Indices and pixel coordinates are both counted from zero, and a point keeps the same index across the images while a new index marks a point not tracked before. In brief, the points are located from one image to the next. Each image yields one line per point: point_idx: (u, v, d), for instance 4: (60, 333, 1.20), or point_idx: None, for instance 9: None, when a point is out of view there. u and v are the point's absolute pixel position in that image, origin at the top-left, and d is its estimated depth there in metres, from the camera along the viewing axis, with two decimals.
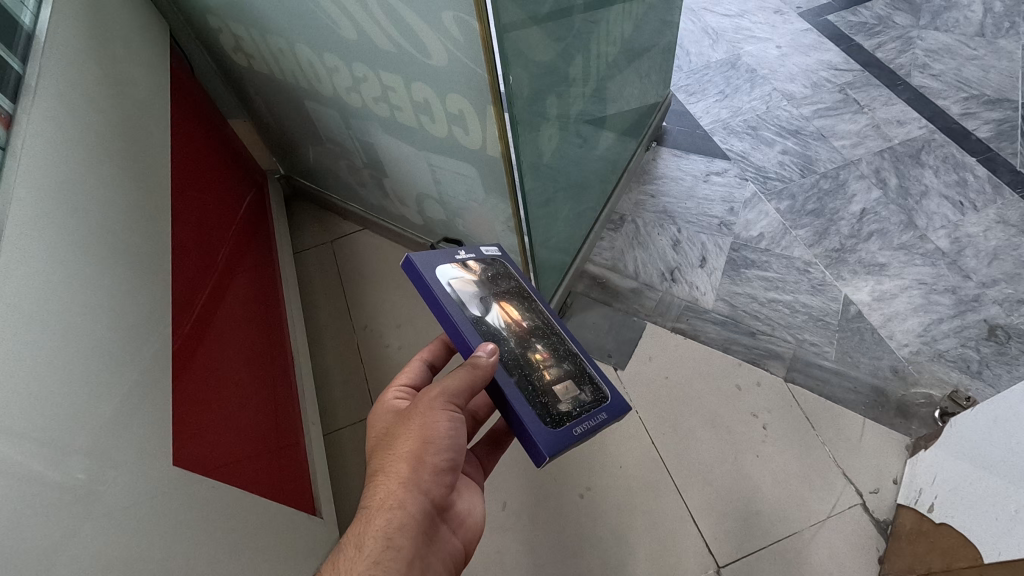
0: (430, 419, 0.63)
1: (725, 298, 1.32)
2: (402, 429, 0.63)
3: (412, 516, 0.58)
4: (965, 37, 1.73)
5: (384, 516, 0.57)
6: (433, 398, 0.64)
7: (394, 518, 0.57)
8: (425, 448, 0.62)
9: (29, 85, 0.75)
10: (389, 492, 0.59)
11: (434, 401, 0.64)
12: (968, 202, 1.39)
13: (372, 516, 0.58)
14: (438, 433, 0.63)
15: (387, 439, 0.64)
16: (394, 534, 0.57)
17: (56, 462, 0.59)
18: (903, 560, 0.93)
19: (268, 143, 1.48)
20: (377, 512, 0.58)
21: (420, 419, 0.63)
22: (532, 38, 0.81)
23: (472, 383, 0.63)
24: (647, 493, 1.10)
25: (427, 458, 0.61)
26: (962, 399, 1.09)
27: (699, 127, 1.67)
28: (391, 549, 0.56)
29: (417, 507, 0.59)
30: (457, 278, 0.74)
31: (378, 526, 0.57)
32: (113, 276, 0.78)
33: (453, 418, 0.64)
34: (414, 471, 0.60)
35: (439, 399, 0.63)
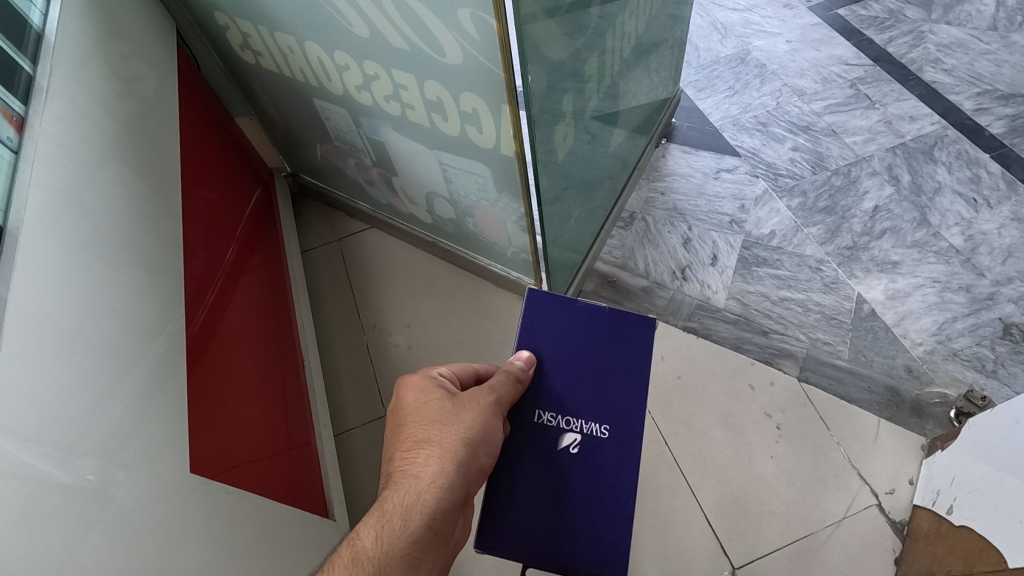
0: (486, 418, 0.64)
1: (736, 297, 1.31)
2: (460, 415, 0.64)
3: (454, 504, 0.60)
4: (977, 31, 1.71)
5: (431, 496, 0.59)
6: (492, 399, 0.66)
7: (439, 502, 0.59)
8: (478, 444, 0.63)
9: (41, 86, 0.73)
10: (440, 474, 0.60)
11: (493, 403, 0.65)
12: (982, 199, 1.38)
13: (421, 492, 0.59)
14: (496, 433, 0.65)
15: (438, 418, 0.64)
16: (436, 517, 0.58)
17: (68, 465, 0.58)
18: (921, 561, 0.93)
19: (275, 140, 1.46)
20: (423, 489, 0.59)
21: (480, 413, 0.64)
22: (547, 34, 0.80)
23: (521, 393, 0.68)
24: (660, 494, 1.09)
25: (479, 454, 0.63)
26: (978, 399, 1.08)
27: (709, 123, 1.66)
28: (432, 528, 0.58)
29: (459, 496, 0.60)
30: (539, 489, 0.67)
31: (425, 503, 0.58)
32: (122, 275, 0.77)
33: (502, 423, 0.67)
34: (465, 461, 0.61)
35: (498, 402, 0.66)
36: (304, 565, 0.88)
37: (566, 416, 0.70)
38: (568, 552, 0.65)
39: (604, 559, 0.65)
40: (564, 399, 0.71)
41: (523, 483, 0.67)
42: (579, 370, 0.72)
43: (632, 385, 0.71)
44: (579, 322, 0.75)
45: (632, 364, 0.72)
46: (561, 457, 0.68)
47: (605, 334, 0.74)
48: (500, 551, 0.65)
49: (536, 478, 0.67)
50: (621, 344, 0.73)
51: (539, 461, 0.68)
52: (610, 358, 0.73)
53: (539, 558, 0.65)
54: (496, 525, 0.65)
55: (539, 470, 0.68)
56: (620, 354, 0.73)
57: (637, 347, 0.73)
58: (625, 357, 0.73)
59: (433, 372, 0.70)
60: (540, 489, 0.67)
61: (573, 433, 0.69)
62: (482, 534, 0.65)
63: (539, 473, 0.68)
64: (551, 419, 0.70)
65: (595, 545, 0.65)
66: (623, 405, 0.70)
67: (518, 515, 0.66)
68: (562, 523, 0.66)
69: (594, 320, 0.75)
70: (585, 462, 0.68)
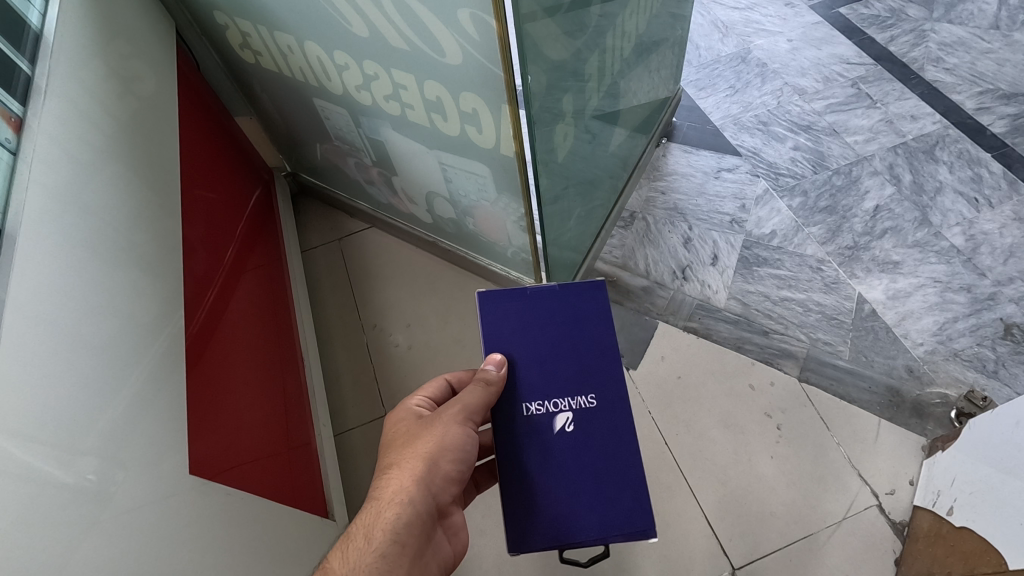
0: (450, 429, 0.65)
1: (737, 297, 1.31)
2: (421, 431, 0.65)
3: (420, 517, 0.60)
4: (979, 30, 1.71)
5: (394, 510, 0.59)
6: (456, 410, 0.66)
7: (404, 516, 0.59)
8: (441, 454, 0.63)
9: (39, 86, 0.73)
10: (400, 489, 0.60)
11: (455, 413, 0.65)
12: (983, 199, 1.38)
13: (381, 509, 0.59)
14: (455, 443, 0.64)
15: (401, 438, 0.65)
16: (402, 531, 0.58)
17: (69, 466, 0.58)
18: (921, 562, 0.93)
19: (275, 139, 1.46)
20: (387, 505, 0.59)
21: (440, 426, 0.65)
22: (547, 33, 0.79)
23: (489, 401, 0.66)
24: (661, 494, 1.09)
25: (442, 465, 0.63)
26: (979, 399, 1.08)
27: (710, 123, 1.66)
28: (396, 543, 0.57)
29: (425, 508, 0.60)
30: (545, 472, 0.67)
31: (386, 520, 0.58)
32: (122, 276, 0.77)
33: (470, 433, 0.66)
34: (428, 473, 0.62)
35: (462, 411, 0.65)
36: (304, 566, 0.88)
37: (552, 398, 0.70)
38: (593, 524, 0.65)
39: (633, 513, 0.66)
40: (546, 386, 0.70)
41: (529, 475, 0.67)
42: (551, 352, 0.72)
43: (603, 349, 0.72)
44: (532, 308, 0.74)
45: (594, 328, 0.73)
46: (559, 439, 0.68)
47: (564, 312, 0.74)
48: (533, 544, 0.65)
49: (538, 462, 0.67)
50: (582, 318, 0.74)
51: (538, 448, 0.68)
52: (573, 331, 0.73)
53: (571, 536, 0.65)
54: (518, 521, 0.66)
55: (541, 457, 0.68)
56: (582, 324, 0.73)
57: (598, 314, 0.74)
58: (586, 323, 0.73)
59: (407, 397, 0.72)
60: (547, 472, 0.67)
61: (563, 411, 0.69)
62: (511, 534, 0.65)
63: (540, 460, 0.68)
64: (539, 407, 0.69)
65: (616, 509, 0.66)
66: (603, 372, 0.71)
67: (536, 500, 0.66)
68: (576, 498, 0.66)
69: (550, 304, 0.74)
70: (583, 435, 0.68)
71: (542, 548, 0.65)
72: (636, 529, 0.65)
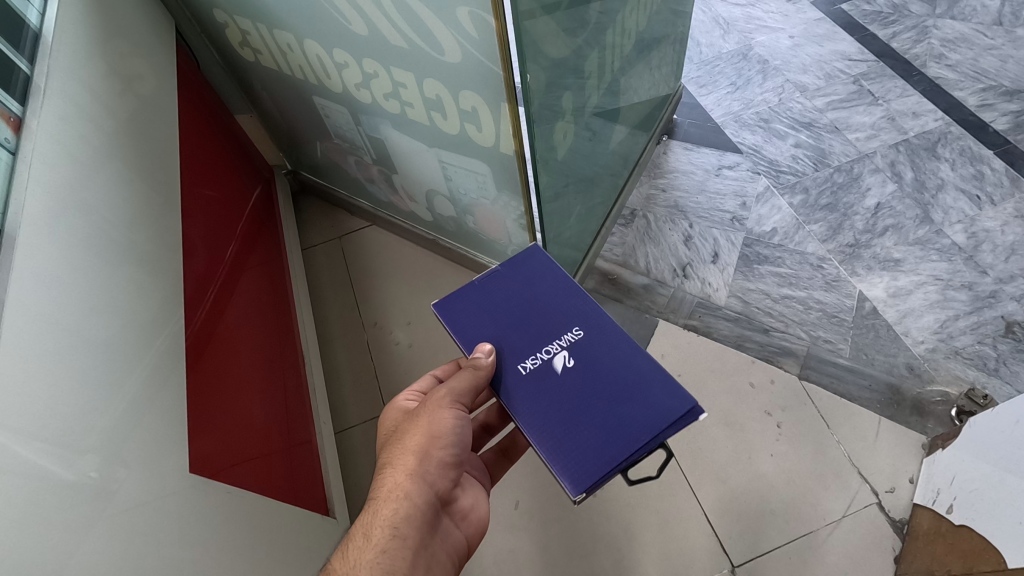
0: (438, 416, 0.64)
1: (737, 295, 1.31)
2: (411, 425, 0.65)
3: (418, 508, 0.59)
4: (982, 26, 1.70)
5: (389, 506, 0.59)
6: (441, 396, 0.66)
7: (400, 509, 0.58)
8: (431, 442, 0.63)
9: (39, 86, 0.73)
10: (396, 484, 0.60)
11: (441, 398, 0.65)
12: (985, 196, 1.37)
13: (379, 506, 0.59)
14: (444, 428, 0.64)
15: (394, 434, 0.66)
16: (399, 525, 0.58)
17: (71, 463, 0.58)
18: (921, 561, 0.93)
19: (276, 138, 1.46)
20: (383, 502, 0.59)
21: (428, 415, 0.64)
22: (546, 31, 0.79)
23: (480, 383, 0.67)
24: (660, 493, 1.09)
25: (433, 453, 0.63)
26: (980, 398, 1.08)
27: (710, 120, 1.65)
28: (397, 537, 0.57)
29: (422, 499, 0.60)
30: (567, 411, 0.66)
31: (384, 516, 0.58)
32: (122, 274, 0.77)
33: (460, 416, 0.66)
34: (421, 464, 0.61)
35: (447, 396, 0.65)
36: (304, 563, 0.88)
37: (540, 350, 0.71)
38: (639, 429, 0.64)
39: (669, 398, 0.65)
40: (532, 344, 0.71)
41: (553, 423, 0.66)
42: (525, 317, 0.73)
43: (562, 293, 0.75)
44: (487, 290, 0.76)
45: (549, 282, 0.76)
46: (566, 376, 0.68)
47: (515, 281, 0.77)
48: (591, 477, 0.61)
49: (554, 405, 0.67)
50: (533, 282, 0.76)
51: (549, 395, 0.67)
52: (533, 292, 0.75)
53: (621, 452, 0.62)
54: (563, 462, 0.63)
55: (557, 397, 0.67)
56: (537, 284, 0.76)
57: (542, 270, 0.77)
58: (540, 281, 0.76)
59: (400, 397, 0.73)
60: (571, 409, 0.66)
61: (557, 350, 0.70)
62: (564, 480, 0.62)
63: (556, 398, 0.67)
64: (534, 361, 0.70)
65: (654, 405, 0.65)
66: (574, 307, 0.74)
67: (571, 438, 0.64)
68: (607, 418, 0.65)
69: (496, 285, 0.76)
70: (586, 362, 0.69)
71: (598, 475, 0.61)
72: (681, 408, 0.64)
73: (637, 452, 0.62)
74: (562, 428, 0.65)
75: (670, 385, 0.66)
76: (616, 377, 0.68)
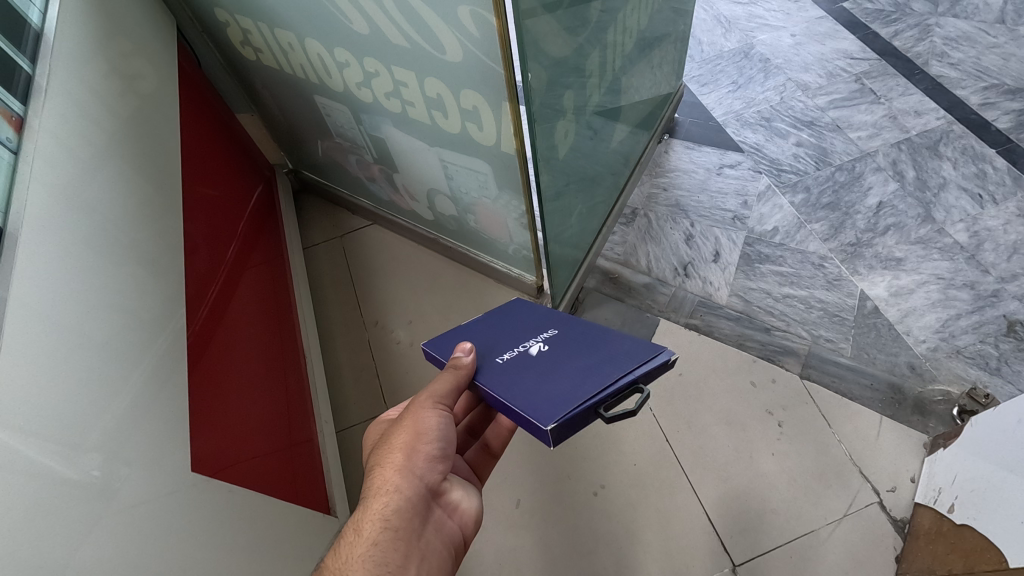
0: (422, 412, 0.64)
1: (739, 294, 1.31)
2: (399, 423, 0.65)
3: (409, 501, 0.59)
4: (985, 24, 1.69)
5: (378, 501, 0.58)
6: (425, 394, 0.65)
7: (389, 504, 0.58)
8: (417, 438, 0.62)
9: (40, 85, 0.73)
10: (385, 480, 0.60)
11: (425, 396, 0.65)
12: (987, 194, 1.37)
13: (369, 503, 0.59)
14: (430, 423, 0.63)
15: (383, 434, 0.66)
16: (390, 518, 0.57)
17: (74, 461, 0.58)
18: (921, 560, 0.93)
19: (277, 137, 1.46)
20: (373, 498, 0.59)
21: (414, 413, 0.64)
22: (547, 30, 0.79)
23: (459, 382, 0.66)
24: (662, 492, 1.09)
25: (420, 447, 0.62)
26: (982, 397, 1.08)
27: (712, 119, 1.65)
28: (387, 531, 0.57)
29: (412, 492, 0.59)
30: (539, 377, 0.63)
31: (374, 512, 0.58)
32: (126, 273, 0.78)
33: (446, 411, 0.65)
34: (409, 458, 0.61)
35: (431, 393, 0.65)
36: (305, 562, 0.88)
37: (519, 345, 0.72)
38: (612, 371, 0.59)
39: (641, 348, 0.62)
40: (512, 344, 0.73)
41: (525, 388, 0.62)
42: (507, 333, 0.76)
43: (539, 315, 0.79)
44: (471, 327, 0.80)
45: (529, 315, 0.80)
46: (539, 356, 0.68)
47: (499, 319, 0.81)
48: (562, 411, 0.55)
49: (527, 375, 0.65)
50: (515, 317, 0.81)
51: (523, 370, 0.66)
52: (515, 322, 0.79)
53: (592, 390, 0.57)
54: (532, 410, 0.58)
55: (530, 370, 0.65)
56: (520, 318, 0.80)
57: (523, 311, 0.82)
58: (520, 316, 0.81)
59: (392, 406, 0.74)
60: (542, 375, 0.63)
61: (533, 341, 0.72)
62: (533, 421, 0.56)
63: (529, 368, 0.66)
64: (511, 353, 0.71)
65: (627, 356, 0.61)
66: (551, 320, 0.77)
67: (542, 392, 0.60)
68: (578, 372, 0.62)
69: (480, 324, 0.80)
70: (561, 344, 0.69)
71: (567, 409, 0.55)
72: (653, 351, 0.61)
73: (611, 386, 0.57)
74: (532, 388, 0.62)
75: (642, 342, 0.64)
76: (589, 346, 0.67)
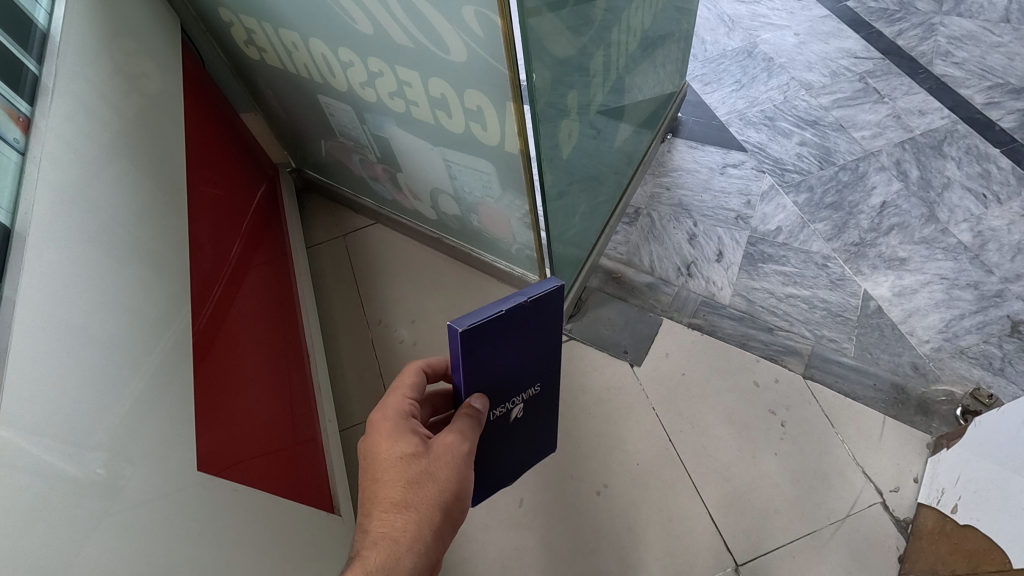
0: (465, 473, 0.63)
1: (742, 294, 1.31)
2: (433, 468, 0.61)
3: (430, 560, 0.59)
4: (989, 23, 1.69)
5: (410, 557, 0.56)
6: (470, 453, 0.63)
7: (420, 564, 0.57)
8: (455, 500, 0.62)
9: (47, 85, 0.73)
10: (418, 535, 0.58)
11: (471, 455, 0.63)
12: (991, 194, 1.37)
13: (399, 557, 0.56)
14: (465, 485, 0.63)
15: (413, 470, 0.61)
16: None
17: (79, 459, 0.58)
18: (925, 560, 0.93)
19: (280, 135, 1.47)
20: (404, 551, 0.57)
21: (455, 468, 0.62)
22: (551, 29, 0.79)
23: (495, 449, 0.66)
24: (665, 491, 1.09)
25: (452, 508, 0.62)
26: (985, 398, 1.07)
27: (715, 118, 1.65)
28: None
29: (437, 554, 0.59)
30: (494, 454, 0.75)
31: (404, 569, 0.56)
32: (132, 273, 0.78)
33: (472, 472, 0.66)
34: (443, 518, 0.60)
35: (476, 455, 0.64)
36: (309, 561, 0.88)
37: (510, 399, 0.71)
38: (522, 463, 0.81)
39: (544, 444, 0.83)
40: (507, 392, 0.70)
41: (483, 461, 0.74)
42: (517, 368, 0.68)
43: (553, 341, 0.70)
44: (505, 330, 0.63)
45: (549, 331, 0.69)
46: (510, 426, 0.75)
47: (531, 324, 0.65)
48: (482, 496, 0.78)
49: (491, 449, 0.74)
50: (541, 328, 0.67)
51: (492, 440, 0.73)
52: (534, 341, 0.67)
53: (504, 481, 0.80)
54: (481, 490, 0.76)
55: (496, 440, 0.74)
56: (542, 332, 0.67)
57: (554, 316, 0.67)
58: (546, 328, 0.68)
59: (398, 410, 0.66)
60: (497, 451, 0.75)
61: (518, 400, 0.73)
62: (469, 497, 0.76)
63: (496, 439, 0.74)
64: (501, 411, 0.71)
65: (536, 449, 0.83)
66: (550, 360, 0.72)
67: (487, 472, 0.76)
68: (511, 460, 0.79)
69: (514, 324, 0.63)
70: (527, 415, 0.76)
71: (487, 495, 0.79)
72: (546, 452, 0.84)
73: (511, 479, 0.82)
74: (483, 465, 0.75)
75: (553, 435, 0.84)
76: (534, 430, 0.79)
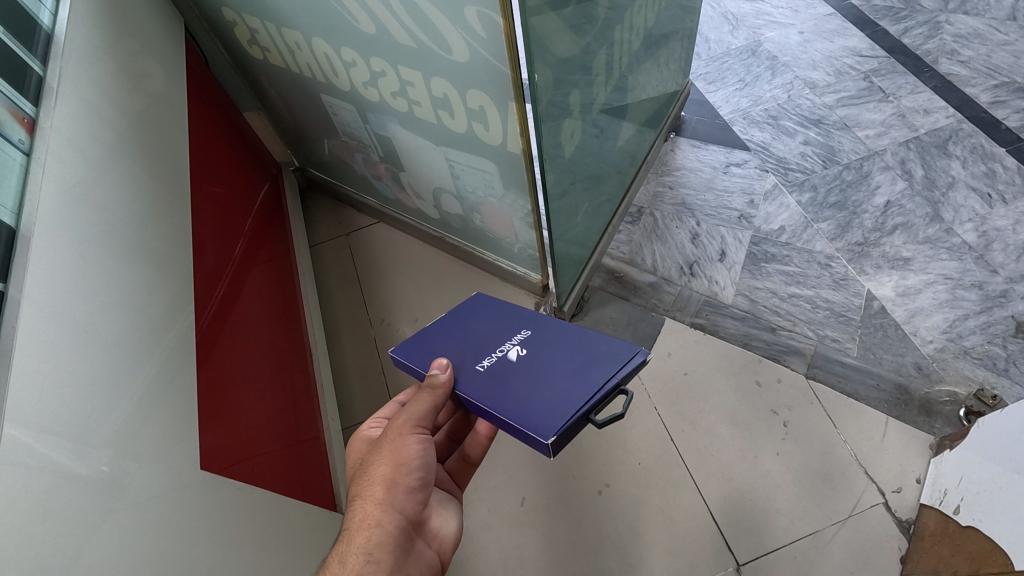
0: (403, 442, 0.62)
1: (745, 294, 1.31)
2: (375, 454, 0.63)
3: (389, 533, 0.58)
4: (996, 21, 1.68)
5: (360, 532, 0.57)
6: (402, 422, 0.63)
7: (371, 536, 0.57)
8: (398, 469, 0.61)
9: (51, 86, 0.73)
10: (366, 512, 0.58)
11: (403, 423, 0.63)
12: (996, 194, 1.36)
13: (352, 536, 0.57)
14: (410, 454, 0.61)
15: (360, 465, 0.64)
16: (374, 550, 0.56)
17: (85, 458, 0.59)
18: (927, 561, 0.93)
19: (284, 135, 1.47)
20: (355, 531, 0.57)
21: (392, 443, 0.62)
22: (554, 28, 0.79)
23: (436, 403, 0.65)
24: (666, 490, 1.10)
25: (400, 479, 0.60)
26: (989, 398, 1.07)
27: (718, 117, 1.65)
28: (371, 563, 0.55)
29: (394, 525, 0.58)
30: (516, 382, 0.65)
31: (358, 544, 0.56)
32: (136, 273, 0.78)
33: (424, 439, 0.63)
34: (389, 492, 0.60)
35: (408, 422, 0.63)
36: (311, 558, 0.89)
37: (495, 350, 0.71)
38: (590, 375, 0.62)
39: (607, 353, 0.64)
40: (487, 349, 0.72)
41: (508, 397, 0.63)
42: (481, 336, 0.74)
43: (506, 312, 0.78)
44: (440, 328, 0.79)
45: (496, 311, 0.79)
46: (518, 360, 0.68)
47: (469, 318, 0.79)
48: (558, 422, 0.58)
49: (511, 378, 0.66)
50: (484, 313, 0.79)
51: (506, 378, 0.66)
52: (485, 320, 0.78)
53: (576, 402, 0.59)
54: (532, 422, 0.59)
55: (508, 376, 0.66)
56: (489, 315, 0.78)
57: (490, 306, 0.80)
58: (489, 311, 0.79)
59: (365, 428, 0.73)
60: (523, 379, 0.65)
61: (518, 344, 0.70)
62: (533, 435, 0.58)
63: (511, 376, 0.66)
64: (489, 360, 0.70)
65: (608, 359, 0.63)
66: (523, 317, 0.76)
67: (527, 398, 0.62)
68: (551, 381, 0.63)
69: (451, 325, 0.79)
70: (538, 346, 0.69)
71: (556, 422, 0.58)
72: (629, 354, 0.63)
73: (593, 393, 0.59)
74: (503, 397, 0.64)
75: (620, 341, 0.66)
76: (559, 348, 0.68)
